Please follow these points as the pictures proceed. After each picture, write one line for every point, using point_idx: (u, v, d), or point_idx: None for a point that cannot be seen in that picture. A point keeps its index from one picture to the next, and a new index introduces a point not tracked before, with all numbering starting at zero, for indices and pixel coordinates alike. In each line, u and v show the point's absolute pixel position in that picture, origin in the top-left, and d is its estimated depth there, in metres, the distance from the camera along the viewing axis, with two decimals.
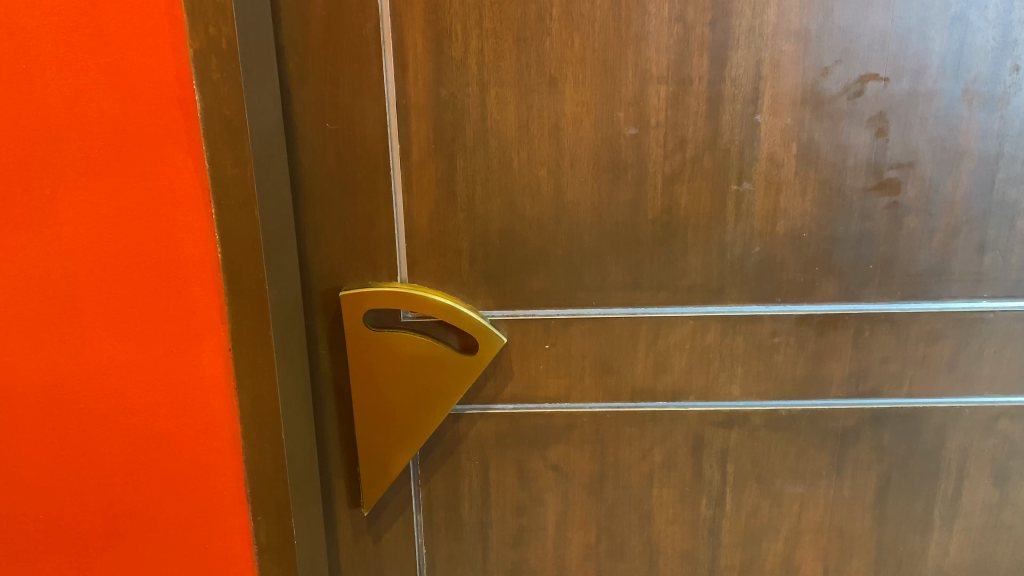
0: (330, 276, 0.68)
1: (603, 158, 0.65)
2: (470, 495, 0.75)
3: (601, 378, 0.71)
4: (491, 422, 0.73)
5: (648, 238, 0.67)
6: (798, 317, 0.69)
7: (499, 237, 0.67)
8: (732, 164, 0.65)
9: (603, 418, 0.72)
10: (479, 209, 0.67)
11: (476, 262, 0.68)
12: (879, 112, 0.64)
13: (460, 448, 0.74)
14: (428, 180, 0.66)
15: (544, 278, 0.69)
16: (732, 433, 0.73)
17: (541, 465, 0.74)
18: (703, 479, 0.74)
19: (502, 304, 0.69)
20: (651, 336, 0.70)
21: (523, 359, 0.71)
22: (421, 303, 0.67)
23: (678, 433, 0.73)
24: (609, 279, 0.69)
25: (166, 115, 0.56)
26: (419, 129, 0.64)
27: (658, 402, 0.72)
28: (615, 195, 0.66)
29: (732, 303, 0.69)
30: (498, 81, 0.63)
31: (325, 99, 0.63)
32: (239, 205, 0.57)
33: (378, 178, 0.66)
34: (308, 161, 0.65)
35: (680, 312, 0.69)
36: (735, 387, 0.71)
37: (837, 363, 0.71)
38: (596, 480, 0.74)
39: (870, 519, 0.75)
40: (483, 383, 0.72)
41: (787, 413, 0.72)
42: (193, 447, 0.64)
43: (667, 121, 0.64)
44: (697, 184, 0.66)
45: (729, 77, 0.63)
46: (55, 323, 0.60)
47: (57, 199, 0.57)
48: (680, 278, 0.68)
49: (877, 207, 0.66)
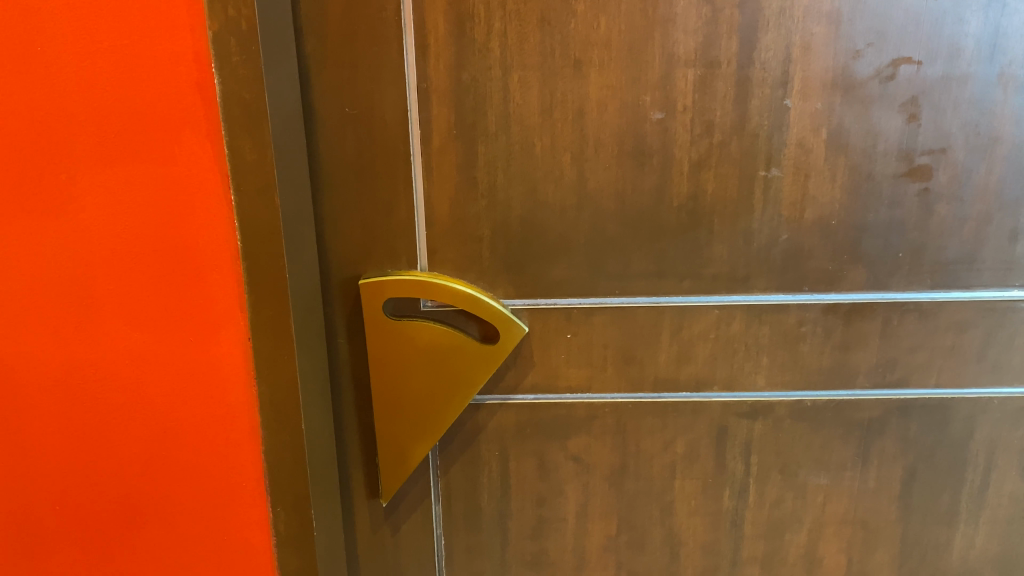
0: (349, 264, 0.67)
1: (627, 144, 0.64)
2: (489, 485, 0.74)
3: (623, 367, 0.70)
4: (511, 412, 0.72)
5: (672, 225, 0.66)
6: (825, 306, 0.68)
7: (520, 225, 0.66)
8: (760, 149, 0.64)
9: (625, 409, 0.71)
10: (500, 195, 0.65)
11: (497, 250, 0.67)
12: (912, 97, 0.62)
13: (479, 438, 0.72)
14: (448, 166, 0.64)
15: (566, 266, 0.67)
16: (756, 423, 0.72)
17: (561, 456, 0.73)
18: (726, 470, 0.73)
19: (523, 293, 0.68)
20: (674, 325, 0.69)
21: (543, 348, 0.70)
22: (440, 292, 0.66)
23: (701, 423, 0.72)
24: (632, 268, 0.67)
25: (184, 99, 0.55)
26: (440, 113, 0.63)
27: (682, 393, 0.71)
28: (640, 181, 0.65)
29: (758, 291, 0.68)
30: (521, 65, 0.62)
31: (345, 83, 0.62)
32: (258, 191, 0.56)
33: (397, 164, 0.64)
34: (327, 147, 0.64)
35: (704, 301, 0.68)
36: (759, 377, 0.70)
37: (864, 352, 0.69)
38: (617, 471, 0.73)
39: (895, 512, 0.74)
40: (502, 372, 0.71)
41: (812, 403, 0.71)
42: (210, 438, 0.63)
43: (694, 106, 0.63)
44: (724, 170, 0.64)
45: (758, 60, 0.61)
46: (71, 311, 0.59)
47: (73, 185, 0.56)
48: (704, 267, 0.67)
49: (907, 193, 0.65)
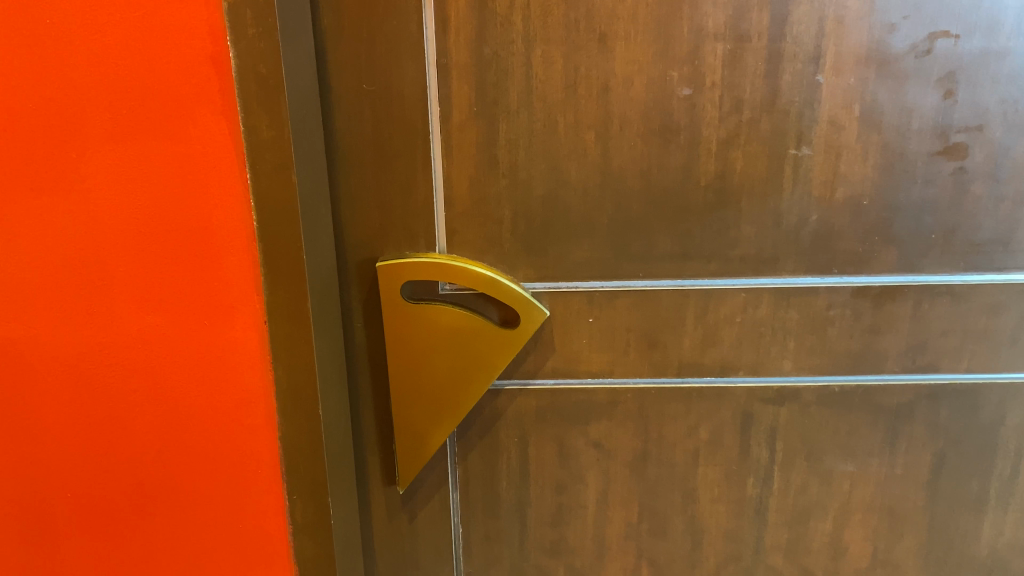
0: (366, 246, 0.65)
1: (653, 122, 0.62)
2: (507, 472, 0.72)
3: (646, 352, 0.68)
4: (531, 398, 0.70)
5: (698, 205, 0.64)
6: (855, 289, 0.66)
7: (542, 205, 0.64)
8: (791, 126, 0.62)
9: (647, 395, 0.70)
10: (521, 175, 0.63)
11: (518, 232, 0.65)
12: (948, 72, 0.60)
13: (498, 424, 0.71)
14: (468, 144, 0.62)
15: (589, 247, 0.65)
16: (782, 409, 0.70)
17: (582, 442, 0.71)
18: (751, 456, 0.72)
19: (545, 276, 0.66)
20: (700, 308, 0.67)
21: (564, 332, 0.68)
22: (459, 275, 0.64)
23: (725, 409, 0.70)
24: (657, 249, 0.65)
25: (197, 74, 0.53)
26: (460, 90, 0.61)
27: (706, 378, 0.69)
28: (666, 160, 0.63)
29: (786, 274, 0.66)
30: (544, 39, 0.60)
31: (362, 58, 0.60)
32: (275, 169, 0.54)
33: (415, 141, 0.62)
34: (343, 124, 0.62)
35: (731, 283, 0.66)
36: (786, 361, 0.68)
37: (894, 336, 0.67)
38: (639, 458, 0.72)
39: (923, 499, 0.73)
40: (522, 357, 0.69)
41: (839, 389, 0.69)
42: (225, 424, 0.61)
43: (723, 82, 0.60)
44: (753, 148, 0.62)
45: (790, 34, 0.59)
46: (82, 294, 0.57)
47: (84, 163, 0.54)
48: (731, 248, 0.65)
49: (941, 172, 0.63)
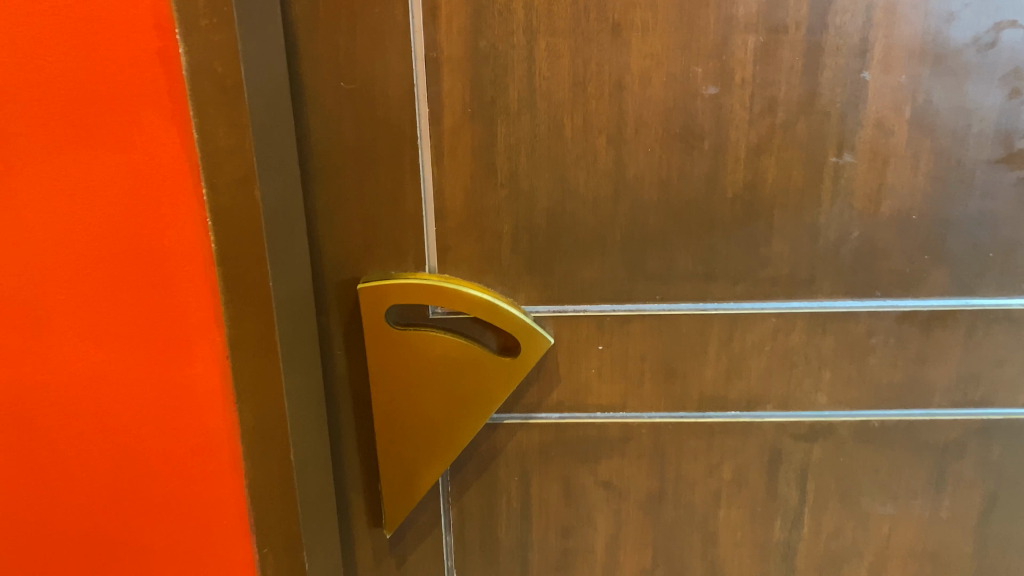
0: (346, 265, 0.58)
1: (674, 125, 0.54)
2: (507, 514, 0.65)
3: (663, 383, 0.61)
4: (534, 433, 0.62)
5: (725, 219, 0.56)
6: (900, 314, 0.58)
7: (546, 219, 0.56)
8: (832, 131, 0.54)
9: (664, 430, 0.62)
10: (523, 185, 0.55)
11: (519, 249, 0.57)
12: (1015, 68, 0.52)
13: (497, 461, 0.63)
14: (462, 150, 0.55)
15: (599, 266, 0.58)
16: (815, 446, 0.62)
17: (590, 481, 0.64)
18: (779, 497, 0.64)
19: (549, 299, 0.59)
20: (724, 335, 0.59)
21: (571, 361, 0.60)
22: (453, 298, 0.57)
23: (751, 446, 0.62)
24: (676, 269, 0.58)
25: (143, 72, 0.45)
26: (452, 88, 0.53)
27: (730, 411, 0.61)
28: (688, 168, 0.55)
29: (823, 297, 0.58)
30: (549, 30, 0.52)
31: (340, 52, 0.52)
32: (236, 183, 0.47)
33: (402, 148, 0.54)
34: (319, 128, 0.54)
35: (760, 307, 0.58)
36: (820, 395, 0.61)
37: (943, 366, 0.60)
38: (654, 498, 0.64)
39: (970, 543, 0.65)
40: (524, 389, 0.61)
41: (880, 424, 0.62)
42: (184, 471, 0.53)
43: (755, 79, 0.53)
44: (788, 155, 0.54)
45: (833, 25, 0.51)
46: (13, 328, 0.49)
47: (11, 177, 0.46)
48: (761, 267, 0.57)
49: (1003, 182, 0.55)
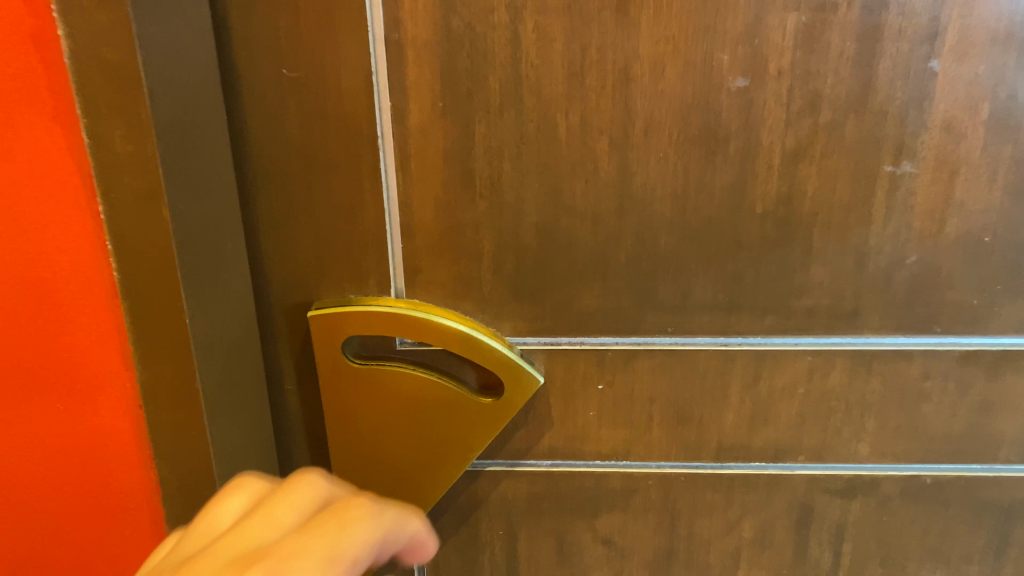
0: (297, 287, 0.48)
1: (692, 125, 0.43)
2: (491, 570, 0.56)
3: (675, 429, 0.51)
4: (521, 483, 0.53)
5: (753, 239, 0.46)
6: (963, 354, 0.48)
7: (536, 237, 0.46)
8: (888, 134, 0.43)
9: (675, 482, 0.53)
10: (506, 196, 0.46)
11: (503, 272, 0.48)
12: None
13: (479, 513, 0.55)
14: (432, 154, 0.45)
15: (599, 293, 0.48)
16: (853, 503, 0.53)
17: (587, 537, 0.55)
18: (808, 560, 0.54)
19: (540, 330, 0.49)
20: (749, 376, 0.49)
21: (565, 402, 0.51)
22: (422, 330, 0.47)
23: (778, 501, 0.53)
24: (692, 298, 0.48)
25: (14, 59, 0.36)
26: (420, 79, 0.43)
27: (754, 462, 0.52)
28: (709, 177, 0.45)
29: (869, 333, 0.48)
30: (539, 6, 0.41)
31: (281, 32, 0.42)
32: (138, 199, 0.37)
33: (359, 150, 0.44)
34: (259, 125, 0.44)
35: (793, 343, 0.48)
36: (862, 446, 0.51)
37: (1013, 416, 0.50)
38: (662, 557, 0.55)
39: None
40: (509, 433, 0.52)
41: (931, 479, 0.52)
42: (98, 528, 0.46)
43: (794, 68, 0.42)
44: (832, 164, 0.44)
45: (896, 1, 0.40)
46: None
47: None
48: (796, 297, 0.47)
49: None
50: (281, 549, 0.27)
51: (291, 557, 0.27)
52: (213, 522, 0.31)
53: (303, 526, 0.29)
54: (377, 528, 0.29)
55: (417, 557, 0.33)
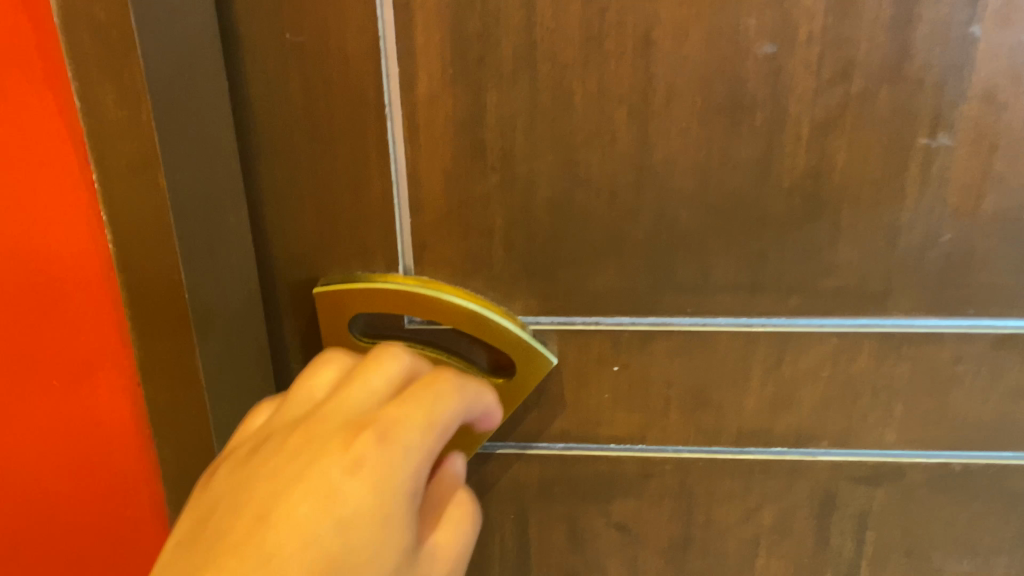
0: (303, 262, 0.47)
1: (715, 94, 0.41)
2: (502, 554, 0.55)
3: (693, 414, 0.49)
4: (533, 466, 0.52)
5: (778, 215, 0.44)
6: (998, 337, 0.46)
7: (549, 212, 0.44)
8: (924, 104, 0.41)
9: (691, 467, 0.51)
10: (518, 169, 0.44)
11: (515, 248, 0.46)
12: None
13: (489, 496, 0.53)
14: (441, 124, 0.43)
15: (616, 271, 0.46)
16: (878, 491, 0.51)
17: (601, 523, 0.53)
18: (830, 549, 0.53)
19: (553, 309, 0.47)
20: (772, 359, 0.47)
21: (579, 385, 0.49)
22: (431, 309, 0.45)
23: (799, 488, 0.51)
24: (713, 276, 0.46)
25: (1, 21, 0.35)
26: (428, 44, 0.41)
27: (775, 448, 0.50)
28: (732, 150, 0.42)
29: (898, 314, 0.46)
30: None
31: None
32: (135, 167, 0.36)
33: (365, 120, 0.42)
34: (261, 93, 0.42)
35: (818, 325, 0.46)
36: (889, 432, 0.49)
37: None
38: (678, 544, 0.54)
39: None
40: (521, 416, 0.50)
41: (961, 468, 0.50)
42: (97, 499, 0.46)
43: (826, 33, 0.40)
44: (864, 136, 0.42)
45: None
46: None
47: None
48: (822, 277, 0.45)
49: None
50: (383, 414, 0.33)
51: (394, 420, 0.32)
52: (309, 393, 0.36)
53: (396, 392, 0.36)
54: (461, 393, 0.36)
55: (486, 422, 0.41)
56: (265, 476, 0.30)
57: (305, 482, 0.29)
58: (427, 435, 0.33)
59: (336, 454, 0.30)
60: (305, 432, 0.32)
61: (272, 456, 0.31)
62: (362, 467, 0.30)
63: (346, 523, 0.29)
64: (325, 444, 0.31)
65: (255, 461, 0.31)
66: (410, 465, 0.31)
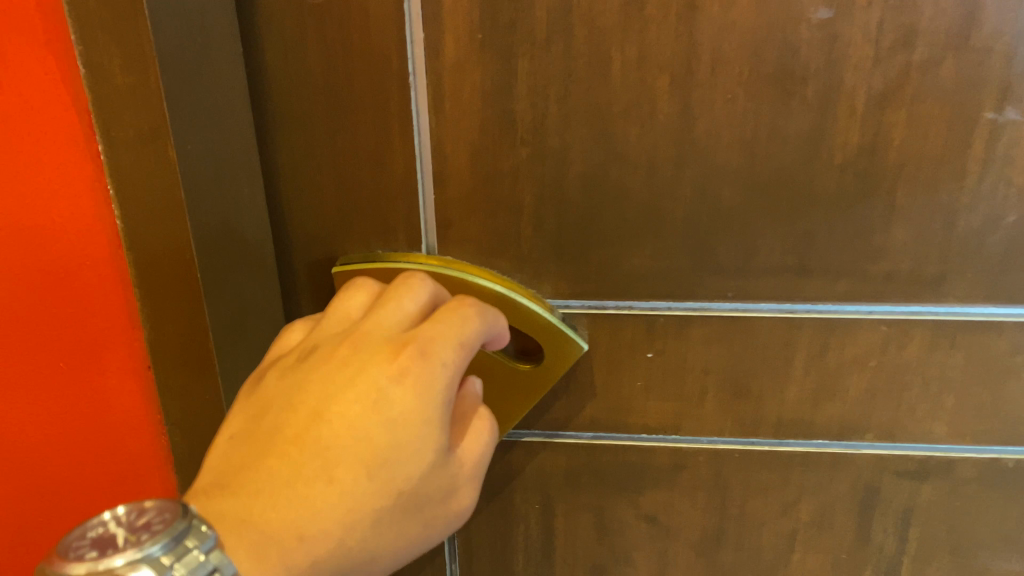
0: (322, 240, 0.44)
1: (765, 63, 0.38)
2: (526, 545, 0.53)
3: (730, 403, 0.47)
4: (560, 455, 0.50)
5: (827, 194, 0.41)
6: None
7: (582, 189, 0.42)
8: (993, 74, 0.38)
9: (727, 458, 0.48)
10: (550, 142, 0.41)
11: (545, 227, 0.43)
12: None
13: (513, 486, 0.51)
14: (469, 94, 0.40)
15: (652, 253, 0.43)
16: (924, 486, 0.48)
17: (629, 514, 0.51)
18: (870, 545, 0.50)
19: (585, 292, 0.45)
20: (816, 347, 0.45)
21: (611, 372, 0.47)
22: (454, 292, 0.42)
23: (840, 482, 0.48)
24: (756, 259, 0.43)
25: None
26: (456, 7, 0.38)
27: (816, 440, 0.47)
28: (781, 124, 0.39)
29: (954, 301, 0.43)
30: None
31: None
32: (145, 138, 0.34)
33: (388, 89, 0.40)
34: (279, 60, 0.40)
35: (867, 312, 0.44)
36: (938, 425, 0.46)
37: None
38: (710, 538, 0.51)
39: None
40: (548, 403, 0.48)
41: (1013, 464, 0.47)
42: (106, 484, 0.45)
43: None
44: (924, 109, 0.39)
45: None
46: None
47: None
48: (873, 260, 0.42)
49: None
50: (419, 330, 0.34)
51: (431, 335, 0.34)
52: (348, 309, 0.38)
53: (419, 319, 0.36)
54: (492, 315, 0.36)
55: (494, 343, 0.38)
56: (317, 380, 0.33)
57: (353, 387, 0.32)
58: (462, 352, 0.34)
59: (381, 362, 0.33)
60: (351, 344, 0.34)
61: (323, 363, 0.34)
62: (405, 375, 0.32)
63: (390, 421, 0.32)
64: (372, 355, 0.33)
65: (308, 368, 0.34)
66: (450, 375, 0.33)
